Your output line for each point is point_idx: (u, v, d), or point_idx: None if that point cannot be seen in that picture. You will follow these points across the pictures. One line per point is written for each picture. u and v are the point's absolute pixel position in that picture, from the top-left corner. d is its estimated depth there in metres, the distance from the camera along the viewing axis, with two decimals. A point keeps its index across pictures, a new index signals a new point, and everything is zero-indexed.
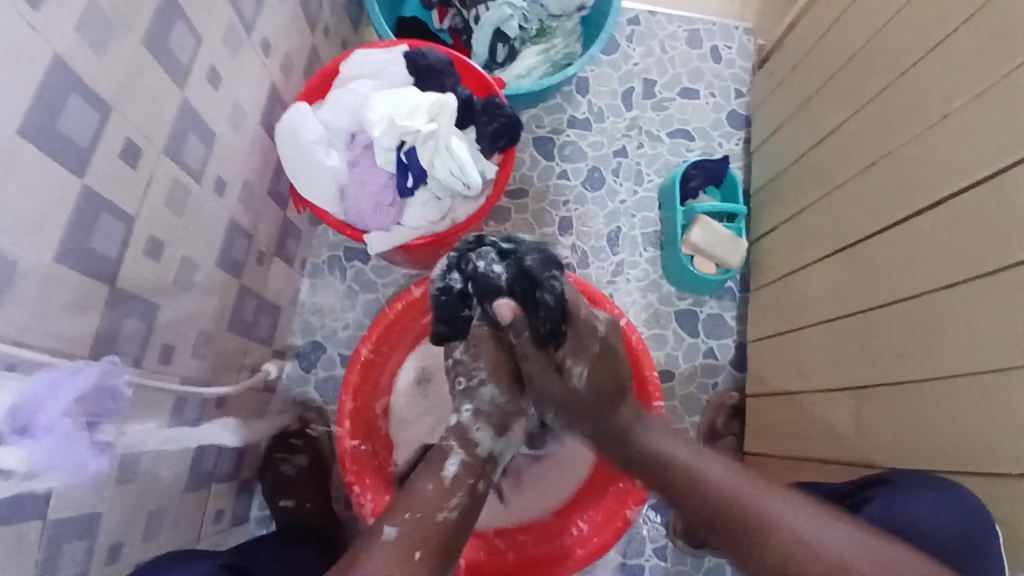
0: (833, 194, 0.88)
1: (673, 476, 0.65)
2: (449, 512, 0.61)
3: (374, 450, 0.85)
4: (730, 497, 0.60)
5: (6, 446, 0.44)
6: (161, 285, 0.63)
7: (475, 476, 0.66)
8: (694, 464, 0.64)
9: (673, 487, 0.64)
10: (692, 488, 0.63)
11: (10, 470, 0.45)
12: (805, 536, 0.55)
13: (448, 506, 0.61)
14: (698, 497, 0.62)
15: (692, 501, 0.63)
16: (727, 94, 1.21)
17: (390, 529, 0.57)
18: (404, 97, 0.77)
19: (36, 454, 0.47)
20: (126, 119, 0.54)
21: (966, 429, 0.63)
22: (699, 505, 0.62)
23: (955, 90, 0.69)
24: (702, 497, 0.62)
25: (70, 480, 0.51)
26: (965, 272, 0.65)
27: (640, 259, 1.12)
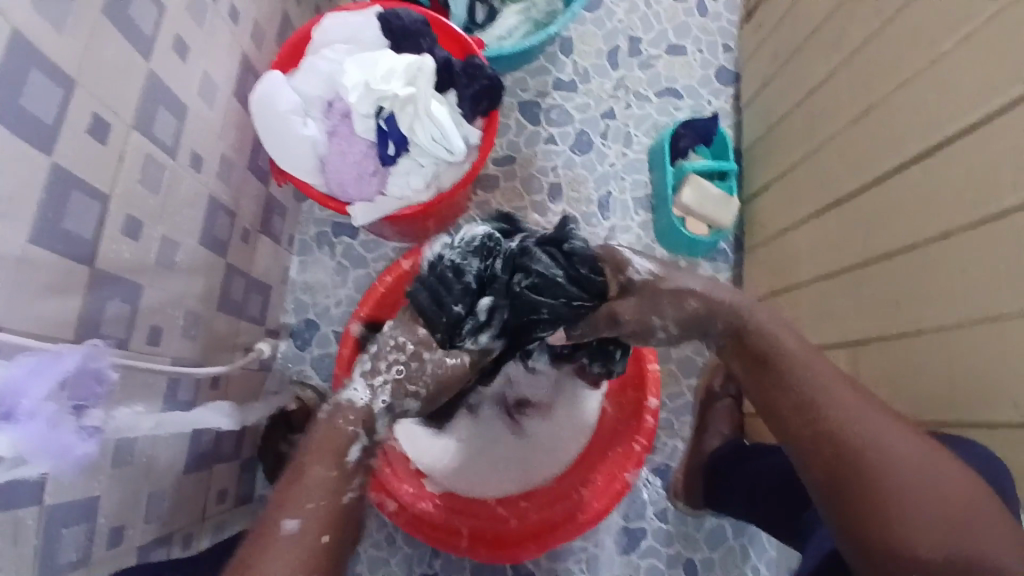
0: (824, 146, 0.86)
1: (795, 397, 0.61)
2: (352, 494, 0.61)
3: None
4: (847, 427, 0.57)
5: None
6: (143, 266, 0.62)
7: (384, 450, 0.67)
8: (817, 381, 0.61)
9: (810, 410, 0.59)
10: (817, 409, 0.59)
11: None
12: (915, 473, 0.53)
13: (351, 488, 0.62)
14: (814, 423, 0.59)
15: (804, 417, 0.60)
16: (714, 49, 1.18)
17: (290, 522, 0.56)
18: (377, 61, 0.75)
19: (25, 439, 0.46)
20: (91, 92, 0.52)
21: (961, 375, 0.63)
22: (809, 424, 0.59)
23: (946, 30, 0.67)
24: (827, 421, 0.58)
25: (59, 463, 0.51)
26: (956, 217, 0.64)
27: (632, 223, 1.11)
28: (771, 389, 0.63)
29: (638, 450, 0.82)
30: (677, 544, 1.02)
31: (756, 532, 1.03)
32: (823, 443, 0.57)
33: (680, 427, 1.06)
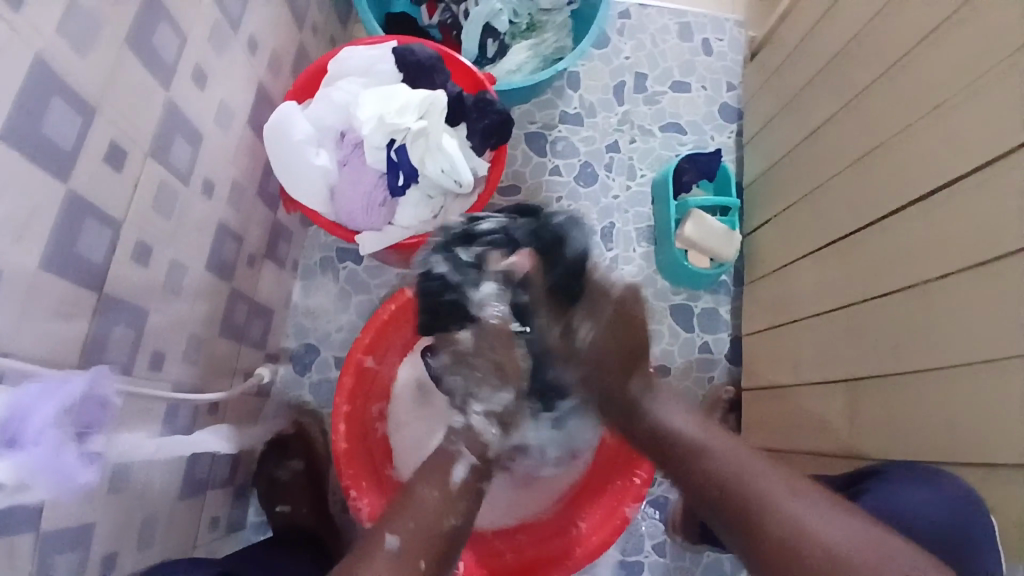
0: (825, 186, 0.88)
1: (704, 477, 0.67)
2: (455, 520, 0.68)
3: (369, 452, 0.84)
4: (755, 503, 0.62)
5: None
6: (151, 291, 0.62)
7: (479, 478, 0.74)
8: (719, 463, 0.67)
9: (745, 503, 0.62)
10: (721, 488, 0.65)
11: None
12: (815, 532, 0.57)
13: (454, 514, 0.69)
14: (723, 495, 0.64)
15: (711, 492, 0.66)
16: (718, 86, 1.20)
17: (391, 540, 0.63)
18: (391, 95, 0.76)
19: (26, 464, 0.45)
20: (110, 121, 0.53)
21: (962, 420, 0.63)
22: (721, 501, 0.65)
23: (949, 79, 0.69)
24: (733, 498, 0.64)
25: (60, 492, 0.49)
26: (957, 262, 0.65)
27: (634, 255, 1.12)
28: (685, 475, 0.69)
29: (638, 484, 0.80)
30: None
31: None
32: (732, 517, 0.63)
33: None
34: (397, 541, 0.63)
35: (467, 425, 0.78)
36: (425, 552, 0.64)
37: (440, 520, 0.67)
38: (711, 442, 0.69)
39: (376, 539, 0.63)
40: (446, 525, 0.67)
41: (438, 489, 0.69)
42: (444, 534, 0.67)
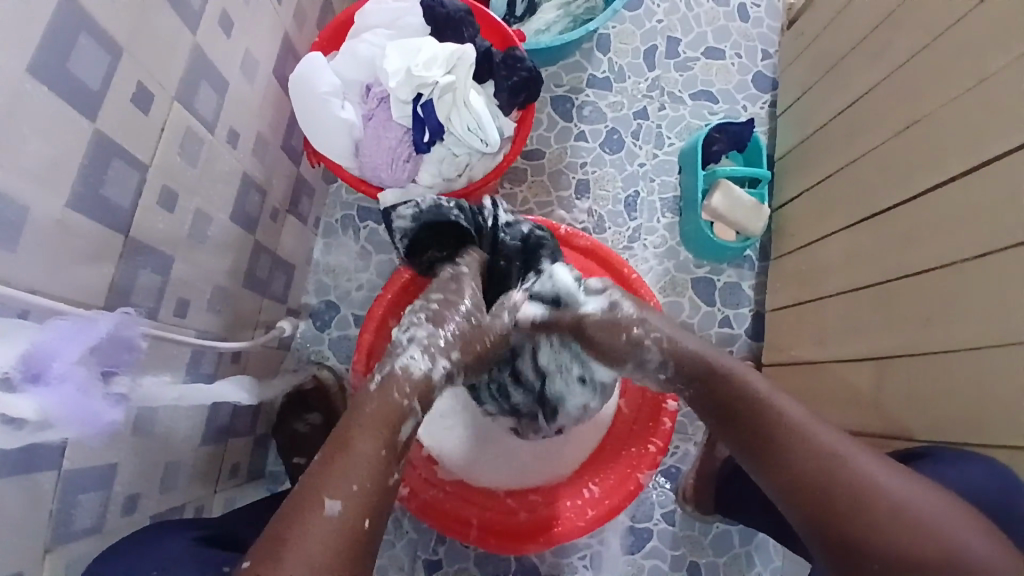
0: (862, 159, 0.85)
1: (771, 422, 0.60)
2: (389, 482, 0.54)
3: None
4: (839, 454, 0.56)
5: (18, 395, 0.44)
6: (176, 239, 0.62)
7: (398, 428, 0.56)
8: (791, 414, 0.60)
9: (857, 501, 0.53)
10: (802, 436, 0.58)
11: (22, 420, 0.45)
12: (906, 502, 0.52)
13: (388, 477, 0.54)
14: (793, 444, 0.58)
15: (781, 440, 0.59)
16: (753, 54, 1.16)
17: (331, 505, 0.49)
18: (418, 47, 0.75)
19: (54, 401, 0.47)
20: (137, 63, 0.52)
21: (995, 403, 0.61)
22: (770, 445, 0.59)
23: (1001, 47, 0.65)
24: (814, 445, 0.57)
25: (88, 429, 0.51)
26: (995, 242, 0.63)
27: (658, 225, 1.10)
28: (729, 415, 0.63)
29: (653, 451, 0.81)
30: (683, 547, 1.02)
31: (763, 541, 1.03)
32: (808, 459, 0.57)
33: (693, 432, 1.05)
34: (339, 507, 0.49)
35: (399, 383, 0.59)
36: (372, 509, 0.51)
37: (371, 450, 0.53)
38: (789, 407, 0.61)
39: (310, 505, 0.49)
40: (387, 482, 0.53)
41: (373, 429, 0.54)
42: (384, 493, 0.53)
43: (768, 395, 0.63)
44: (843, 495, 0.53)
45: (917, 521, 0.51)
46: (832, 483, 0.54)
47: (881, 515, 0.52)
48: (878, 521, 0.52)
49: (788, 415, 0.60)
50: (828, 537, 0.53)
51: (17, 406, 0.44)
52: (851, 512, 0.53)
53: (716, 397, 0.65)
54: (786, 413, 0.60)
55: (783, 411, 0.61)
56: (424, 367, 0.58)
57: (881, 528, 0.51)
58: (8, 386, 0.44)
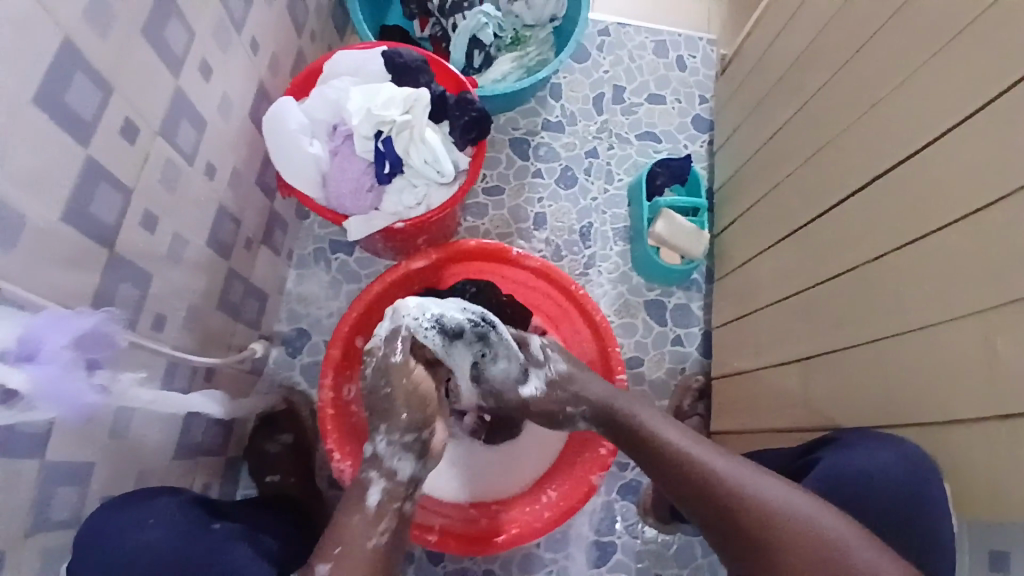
0: (782, 184, 0.95)
1: (664, 451, 0.69)
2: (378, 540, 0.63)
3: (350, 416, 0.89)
4: (713, 474, 0.64)
5: (12, 370, 0.49)
6: (154, 257, 0.69)
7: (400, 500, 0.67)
8: (676, 442, 0.69)
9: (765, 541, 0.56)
10: (685, 463, 0.66)
11: (14, 390, 0.50)
12: (769, 501, 0.58)
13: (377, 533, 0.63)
14: (681, 469, 0.66)
15: (673, 465, 0.67)
16: (691, 99, 1.29)
17: (321, 568, 0.59)
18: (380, 91, 0.85)
19: (41, 376, 0.52)
20: (125, 99, 0.60)
21: (896, 387, 0.68)
22: (666, 473, 0.67)
23: (882, 81, 0.76)
24: (693, 467, 0.65)
25: (67, 411, 0.56)
26: (888, 245, 0.71)
27: (611, 253, 1.19)
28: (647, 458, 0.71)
29: (603, 454, 0.85)
30: (646, 559, 1.05)
31: None
32: (692, 484, 0.65)
33: None
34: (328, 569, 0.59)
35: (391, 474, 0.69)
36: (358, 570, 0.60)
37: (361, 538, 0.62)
38: (675, 436, 0.70)
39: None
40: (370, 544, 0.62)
41: (357, 513, 0.64)
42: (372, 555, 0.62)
43: (661, 427, 0.72)
44: (719, 510, 0.61)
45: (778, 519, 0.57)
46: (712, 499, 0.62)
47: (753, 519, 0.58)
48: (747, 527, 0.58)
49: (672, 445, 0.69)
50: (719, 542, 0.60)
51: (13, 379, 0.49)
52: (728, 522, 0.60)
53: (626, 434, 0.74)
54: (675, 444, 0.69)
55: (670, 441, 0.70)
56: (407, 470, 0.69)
57: (754, 530, 0.57)
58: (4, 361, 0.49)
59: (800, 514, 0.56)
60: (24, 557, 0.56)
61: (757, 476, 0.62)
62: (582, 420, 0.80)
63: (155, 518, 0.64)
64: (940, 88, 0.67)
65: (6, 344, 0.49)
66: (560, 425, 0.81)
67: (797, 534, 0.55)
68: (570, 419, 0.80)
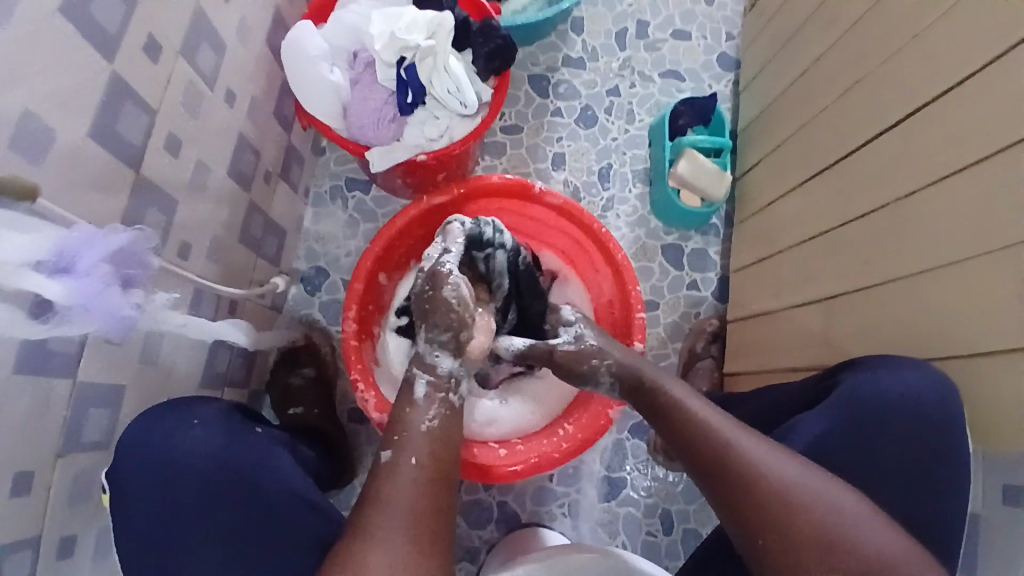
0: (813, 122, 0.92)
1: (687, 429, 0.66)
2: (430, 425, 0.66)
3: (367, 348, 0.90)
4: (744, 463, 0.61)
5: (47, 279, 0.48)
6: (179, 184, 0.68)
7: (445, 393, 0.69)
8: (709, 421, 0.65)
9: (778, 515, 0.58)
10: (720, 446, 0.63)
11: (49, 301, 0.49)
12: (800, 501, 0.58)
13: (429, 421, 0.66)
14: (709, 449, 0.63)
15: (697, 441, 0.64)
16: (718, 36, 1.24)
17: (386, 452, 0.63)
18: (403, 15, 0.81)
19: (79, 290, 0.51)
20: (147, 13, 0.58)
21: (923, 323, 0.69)
22: (683, 437, 0.66)
23: (926, 9, 0.73)
24: (725, 451, 0.62)
25: (110, 325, 0.56)
26: (921, 179, 0.70)
27: (630, 195, 1.17)
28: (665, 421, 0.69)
29: None
30: (655, 494, 1.09)
31: None
32: (714, 463, 0.62)
33: None
34: (391, 454, 0.63)
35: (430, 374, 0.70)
36: (420, 452, 0.63)
37: (415, 421, 0.66)
38: (709, 416, 0.66)
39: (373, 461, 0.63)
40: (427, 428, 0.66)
41: (409, 405, 0.67)
42: (430, 436, 0.65)
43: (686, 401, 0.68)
44: (742, 497, 0.60)
45: (804, 521, 0.57)
46: (737, 487, 0.60)
47: (773, 518, 0.58)
48: (767, 521, 0.58)
49: (707, 425, 0.65)
50: (730, 524, 0.60)
51: (50, 289, 0.49)
52: (744, 510, 0.59)
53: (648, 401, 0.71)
54: (704, 421, 0.65)
55: (702, 420, 0.65)
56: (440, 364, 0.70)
57: (777, 527, 0.57)
58: (42, 271, 0.48)
59: (828, 513, 0.57)
60: (60, 474, 0.58)
61: (794, 470, 0.60)
62: (609, 386, 0.76)
63: (200, 420, 0.70)
64: (995, 13, 0.63)
65: (42, 253, 0.48)
66: (582, 384, 0.77)
67: (821, 536, 0.56)
68: (594, 370, 0.76)
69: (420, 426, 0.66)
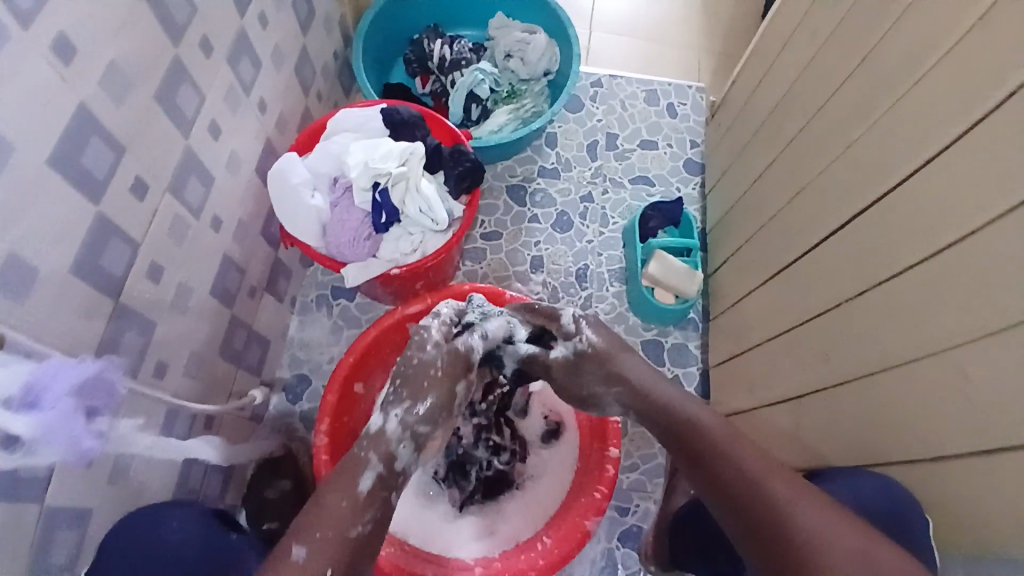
0: (768, 225, 0.97)
1: (721, 471, 0.64)
2: (361, 529, 0.61)
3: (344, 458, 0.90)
4: (774, 508, 0.59)
5: (15, 415, 0.51)
6: (160, 306, 0.72)
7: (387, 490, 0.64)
8: (750, 466, 0.63)
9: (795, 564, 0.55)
10: (751, 490, 0.61)
11: (18, 437, 0.51)
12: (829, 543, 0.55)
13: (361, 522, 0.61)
14: (742, 494, 0.62)
15: (732, 489, 0.63)
16: (683, 144, 1.33)
17: (298, 550, 0.58)
18: (379, 145, 0.89)
19: (44, 421, 0.53)
20: (136, 158, 0.64)
21: (883, 426, 0.68)
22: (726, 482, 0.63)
23: (851, 125, 0.79)
24: (757, 496, 0.60)
25: (69, 454, 0.57)
26: (868, 282, 0.72)
27: (607, 294, 1.20)
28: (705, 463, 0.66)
29: (598, 498, 0.85)
30: None
31: None
32: (745, 509, 0.61)
33: (653, 489, 1.09)
34: (304, 552, 0.58)
35: (381, 430, 0.66)
36: (336, 561, 0.58)
37: (346, 524, 0.60)
38: (748, 461, 0.64)
39: (282, 553, 0.58)
40: (352, 533, 0.60)
41: (346, 497, 0.62)
42: (354, 543, 0.60)
43: (725, 446, 0.66)
44: (773, 537, 0.57)
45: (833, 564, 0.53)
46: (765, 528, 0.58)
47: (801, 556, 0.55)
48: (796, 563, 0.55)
49: (745, 469, 0.63)
50: (763, 569, 0.58)
51: (16, 424, 0.51)
52: (773, 550, 0.57)
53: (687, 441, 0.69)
54: (740, 470, 0.63)
55: (739, 466, 0.64)
56: (377, 423, 0.66)
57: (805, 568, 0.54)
58: (10, 408, 0.51)
59: (863, 555, 0.53)
60: None
61: (826, 516, 0.57)
62: (616, 405, 0.77)
63: (181, 531, 0.69)
64: (906, 126, 0.69)
65: (10, 390, 0.51)
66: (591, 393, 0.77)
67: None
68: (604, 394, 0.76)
69: (347, 529, 0.60)
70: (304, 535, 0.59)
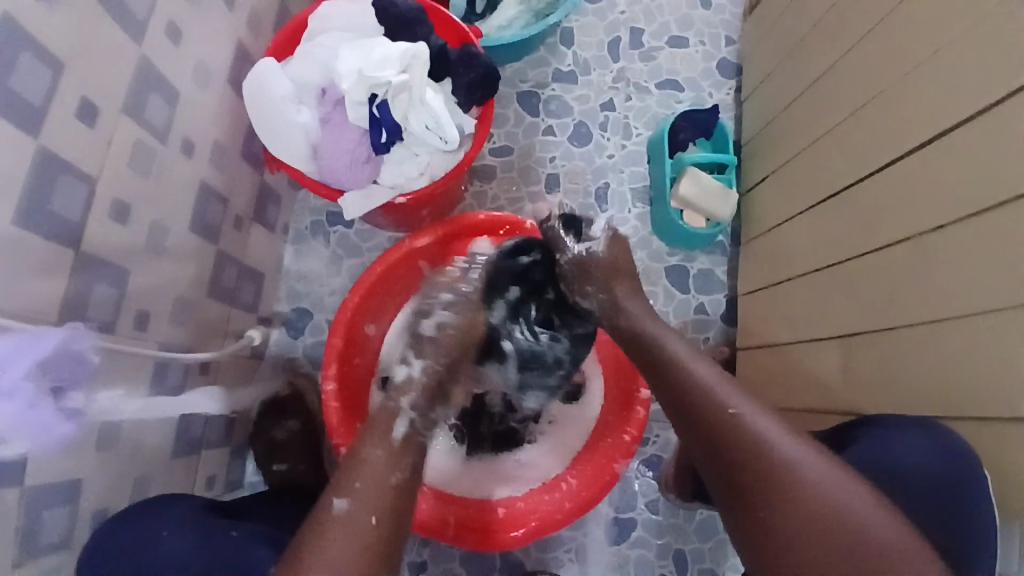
0: (822, 140, 0.86)
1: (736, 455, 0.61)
2: (400, 476, 0.62)
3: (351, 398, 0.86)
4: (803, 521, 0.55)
5: None
6: (131, 251, 0.62)
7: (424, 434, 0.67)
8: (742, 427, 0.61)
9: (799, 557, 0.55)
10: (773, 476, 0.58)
11: None
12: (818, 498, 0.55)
13: (399, 470, 0.62)
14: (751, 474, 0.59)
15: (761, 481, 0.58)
16: (717, 41, 1.17)
17: (340, 502, 0.57)
18: (373, 45, 0.76)
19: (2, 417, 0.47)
20: (80, 75, 0.52)
21: (959, 380, 0.62)
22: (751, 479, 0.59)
23: (947, 20, 0.66)
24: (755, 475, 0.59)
25: (43, 444, 0.51)
26: (956, 213, 0.63)
27: (630, 216, 1.10)
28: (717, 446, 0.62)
29: (627, 441, 0.81)
30: (667, 535, 1.02)
31: None
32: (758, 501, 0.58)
33: None
34: (345, 504, 0.57)
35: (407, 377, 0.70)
36: (380, 508, 0.58)
37: (383, 474, 0.61)
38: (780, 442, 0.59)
39: (325, 504, 0.58)
40: (391, 481, 0.61)
41: (380, 446, 0.63)
42: (393, 489, 0.61)
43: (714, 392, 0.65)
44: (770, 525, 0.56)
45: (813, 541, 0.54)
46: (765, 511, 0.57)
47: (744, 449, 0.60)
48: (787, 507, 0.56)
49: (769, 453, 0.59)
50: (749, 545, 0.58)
51: None
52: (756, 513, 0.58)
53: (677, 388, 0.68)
54: (753, 419, 0.62)
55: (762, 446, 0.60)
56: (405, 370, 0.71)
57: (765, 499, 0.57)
58: None
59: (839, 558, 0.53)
60: None
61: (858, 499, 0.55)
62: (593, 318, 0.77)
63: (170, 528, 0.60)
64: None
65: None
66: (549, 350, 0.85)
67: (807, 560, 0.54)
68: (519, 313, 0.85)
69: (384, 479, 0.61)
70: (343, 486, 0.59)
